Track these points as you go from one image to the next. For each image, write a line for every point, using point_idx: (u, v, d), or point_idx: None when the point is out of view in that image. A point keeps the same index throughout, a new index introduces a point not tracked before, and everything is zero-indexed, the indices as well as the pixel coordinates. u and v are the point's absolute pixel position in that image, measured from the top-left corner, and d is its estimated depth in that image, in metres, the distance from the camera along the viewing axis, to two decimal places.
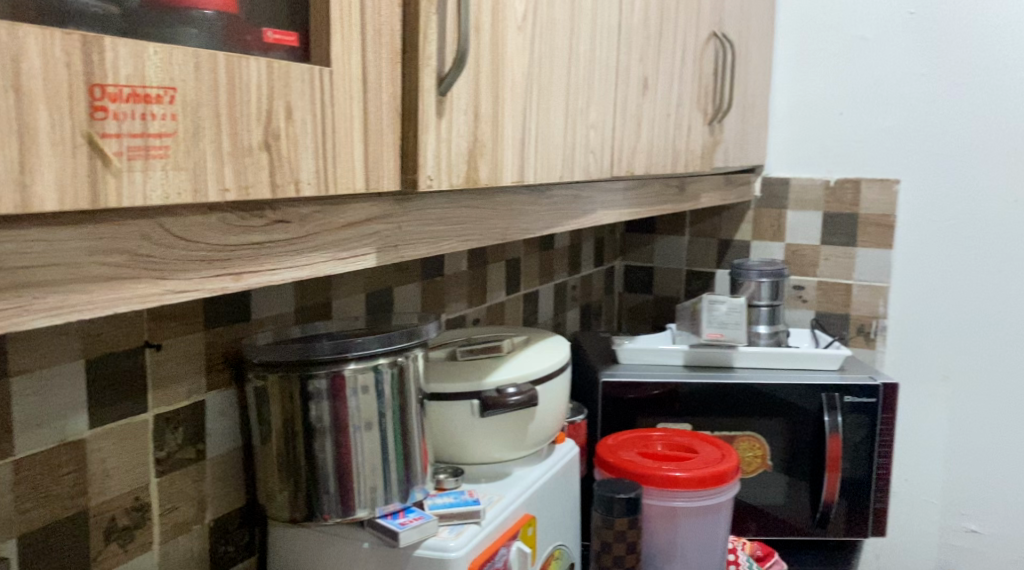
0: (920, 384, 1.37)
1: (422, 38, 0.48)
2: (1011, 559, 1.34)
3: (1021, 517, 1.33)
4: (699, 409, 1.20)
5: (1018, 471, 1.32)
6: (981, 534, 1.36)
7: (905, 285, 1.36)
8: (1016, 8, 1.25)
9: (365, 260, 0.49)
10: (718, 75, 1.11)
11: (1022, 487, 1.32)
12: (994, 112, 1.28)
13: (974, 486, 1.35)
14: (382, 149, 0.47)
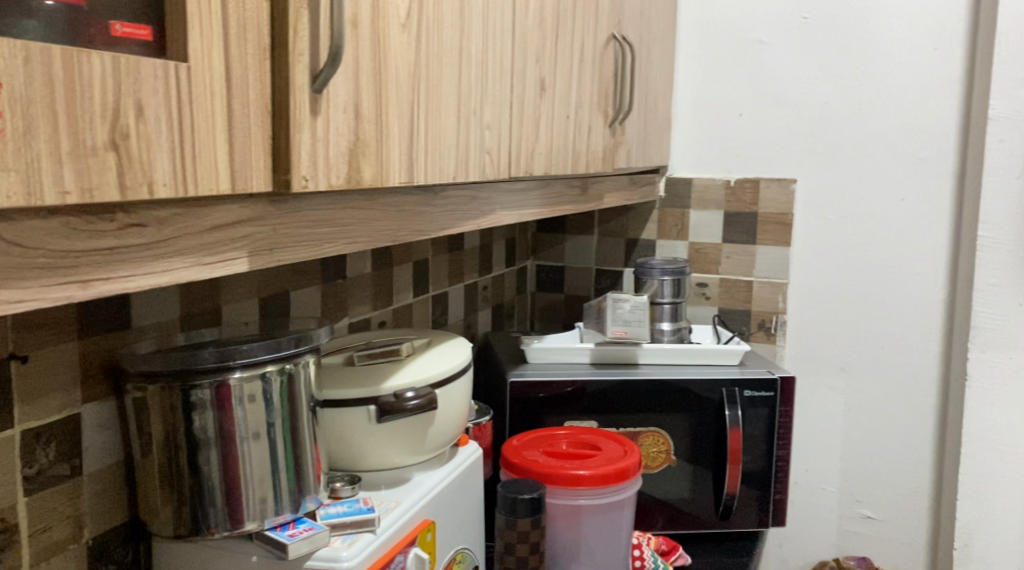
0: (817, 377, 1.42)
1: (292, 34, 0.46)
2: (903, 542, 1.40)
3: (911, 501, 1.39)
4: (604, 406, 1.22)
5: (908, 457, 1.38)
6: (875, 519, 1.41)
7: (802, 281, 1.41)
8: (899, 14, 1.31)
9: (236, 264, 0.47)
10: (618, 76, 1.12)
11: (912, 473, 1.38)
12: (882, 114, 1.34)
13: (868, 474, 1.41)
14: (250, 149, 0.46)
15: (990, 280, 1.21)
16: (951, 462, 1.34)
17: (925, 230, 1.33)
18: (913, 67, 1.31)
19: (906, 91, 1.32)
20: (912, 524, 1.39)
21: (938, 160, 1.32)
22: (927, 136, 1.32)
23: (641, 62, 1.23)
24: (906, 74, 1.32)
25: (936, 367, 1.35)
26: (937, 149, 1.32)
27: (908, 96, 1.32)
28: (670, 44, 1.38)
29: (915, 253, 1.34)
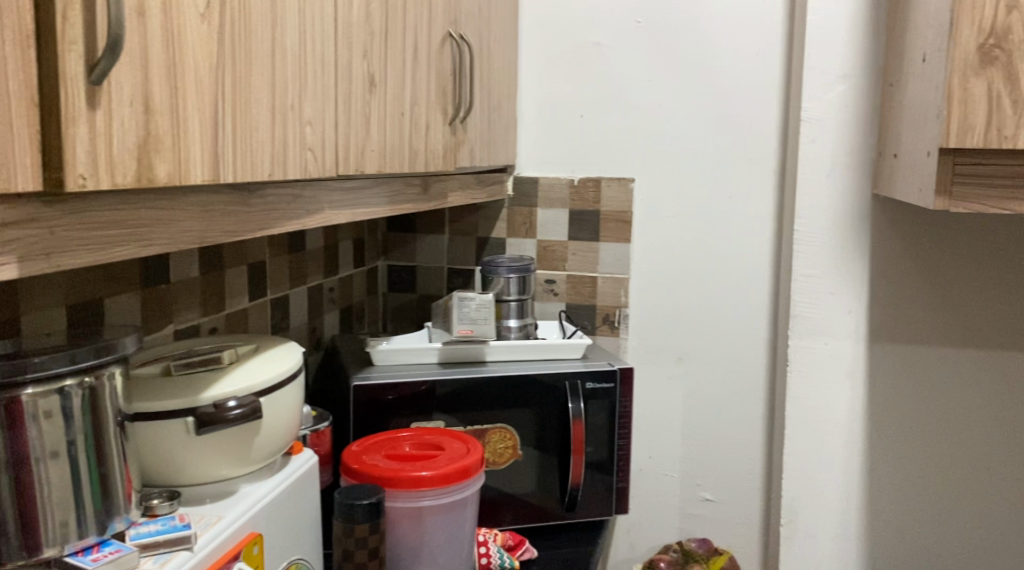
0: (657, 368, 1.47)
1: (59, 21, 0.44)
2: (739, 521, 1.48)
3: (745, 481, 1.47)
4: (450, 406, 1.21)
5: (742, 441, 1.46)
6: (713, 501, 1.48)
7: (642, 276, 1.46)
8: (722, 21, 1.38)
9: (3, 271, 0.43)
10: (456, 74, 1.11)
11: (746, 454, 1.46)
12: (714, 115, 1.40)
13: (706, 458, 1.47)
14: (12, 144, 0.42)
15: (807, 269, 1.28)
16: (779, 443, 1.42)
17: (752, 226, 1.41)
18: (738, 72, 1.38)
19: (732, 94, 1.39)
20: (746, 503, 1.47)
21: (762, 160, 1.39)
22: (752, 136, 1.39)
23: (481, 61, 1.23)
24: (731, 78, 1.39)
25: (764, 355, 1.43)
26: (761, 149, 1.39)
27: (736, 98, 1.39)
28: (511, 44, 1.39)
29: (743, 247, 1.42)
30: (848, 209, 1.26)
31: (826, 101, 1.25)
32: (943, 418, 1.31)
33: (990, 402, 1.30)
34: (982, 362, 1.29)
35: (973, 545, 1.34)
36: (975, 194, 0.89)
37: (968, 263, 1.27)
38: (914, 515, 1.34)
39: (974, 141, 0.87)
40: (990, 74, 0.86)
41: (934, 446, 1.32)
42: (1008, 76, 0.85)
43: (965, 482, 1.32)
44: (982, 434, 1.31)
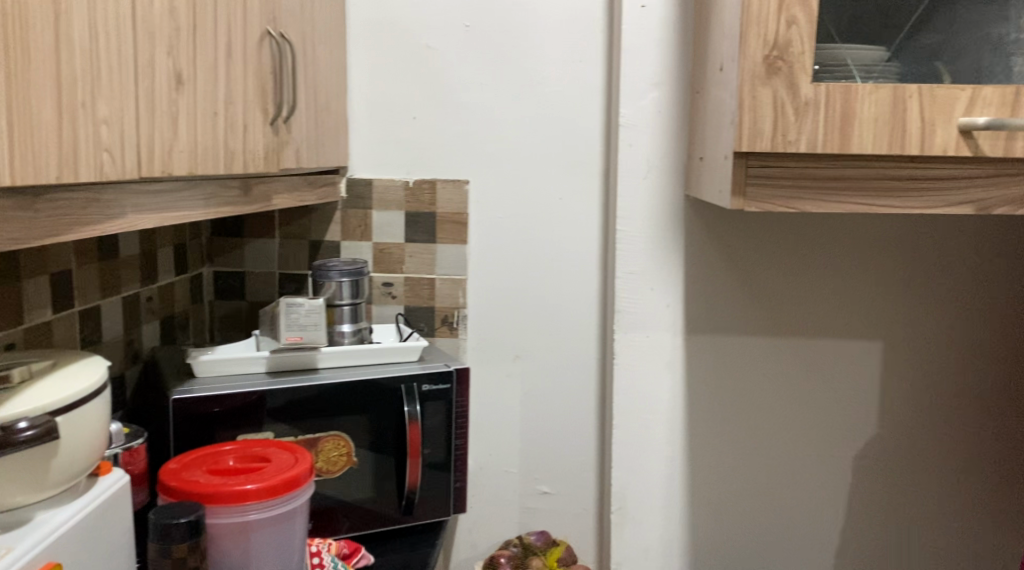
0: (494, 367, 1.49)
1: None
2: (578, 512, 1.52)
3: (582, 473, 1.51)
4: (283, 415, 1.18)
5: (580, 434, 1.50)
6: (552, 494, 1.52)
7: (477, 276, 1.47)
8: (549, 26, 1.41)
9: None
10: (277, 73, 1.08)
11: (582, 447, 1.50)
12: (545, 119, 1.43)
13: (544, 453, 1.51)
14: None
15: (629, 266, 1.34)
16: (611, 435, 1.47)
17: (581, 226, 1.45)
18: (564, 77, 1.42)
19: (559, 99, 1.43)
20: (583, 494, 1.51)
21: (590, 162, 1.44)
22: (579, 139, 1.44)
23: (305, 60, 1.20)
24: (558, 83, 1.42)
25: (596, 350, 1.48)
26: (587, 152, 1.44)
27: (565, 102, 1.43)
28: (339, 44, 1.37)
29: (574, 246, 1.46)
30: (664, 209, 1.32)
31: (643, 107, 1.31)
32: (758, 404, 1.39)
33: (797, 387, 1.39)
34: (789, 349, 1.38)
35: (787, 523, 1.42)
36: (766, 194, 0.95)
37: (775, 257, 1.35)
38: (733, 496, 1.42)
39: (764, 146, 0.92)
40: (774, 84, 0.91)
41: (750, 431, 1.40)
42: (790, 85, 0.91)
43: (780, 464, 1.41)
44: (795, 419, 1.40)
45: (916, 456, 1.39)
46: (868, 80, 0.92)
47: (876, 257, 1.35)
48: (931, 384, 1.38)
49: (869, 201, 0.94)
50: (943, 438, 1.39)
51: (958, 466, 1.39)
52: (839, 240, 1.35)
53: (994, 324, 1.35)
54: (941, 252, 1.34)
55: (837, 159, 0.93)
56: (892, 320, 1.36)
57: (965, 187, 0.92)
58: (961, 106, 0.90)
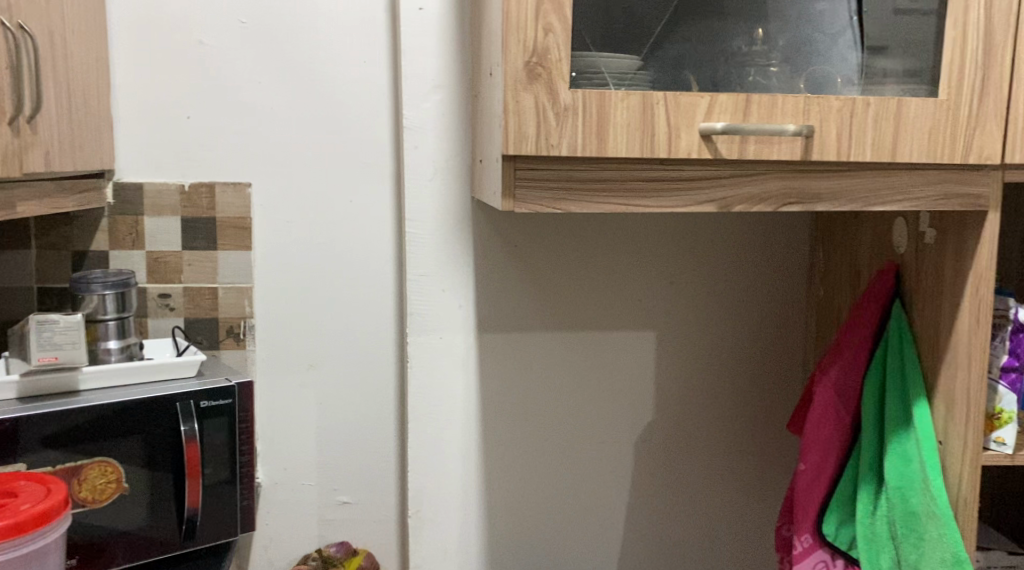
0: (286, 377, 1.43)
1: None
2: (378, 519, 1.48)
3: (382, 481, 1.47)
4: (40, 442, 1.08)
5: (378, 442, 1.46)
6: (352, 504, 1.47)
7: (264, 284, 1.40)
8: (333, 25, 1.36)
9: None
10: (13, 68, 0.97)
11: (381, 454, 1.46)
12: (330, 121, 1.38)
13: (342, 463, 1.46)
14: None
15: (419, 269, 1.35)
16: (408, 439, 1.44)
17: (369, 228, 1.41)
18: (348, 77, 1.37)
19: (342, 100, 1.38)
20: (383, 501, 1.48)
21: (379, 165, 1.40)
22: (367, 141, 1.39)
23: (53, 54, 1.10)
24: (342, 83, 1.37)
25: (393, 355, 1.44)
26: (376, 155, 1.39)
27: (351, 104, 1.38)
28: (97, 36, 1.27)
29: (365, 251, 1.41)
30: (445, 211, 1.34)
31: (425, 110, 1.32)
32: (545, 399, 1.44)
33: (578, 379, 1.44)
34: (568, 343, 1.43)
35: (577, 512, 1.47)
36: (534, 195, 0.97)
37: (553, 255, 1.40)
38: (525, 489, 1.45)
39: (528, 148, 0.95)
40: (535, 89, 0.94)
41: (540, 424, 1.44)
42: (549, 91, 0.94)
43: (569, 456, 1.46)
44: (583, 412, 1.45)
45: (694, 440, 1.48)
46: (620, 87, 0.98)
47: (650, 255, 1.42)
48: (705, 372, 1.46)
49: (628, 201, 0.99)
50: (718, 421, 1.48)
51: (730, 446, 1.49)
52: (617, 238, 1.41)
53: (758, 313, 1.46)
54: (710, 247, 1.43)
55: (596, 160, 0.97)
56: (664, 312, 1.44)
57: (712, 185, 0.99)
58: (702, 112, 0.97)
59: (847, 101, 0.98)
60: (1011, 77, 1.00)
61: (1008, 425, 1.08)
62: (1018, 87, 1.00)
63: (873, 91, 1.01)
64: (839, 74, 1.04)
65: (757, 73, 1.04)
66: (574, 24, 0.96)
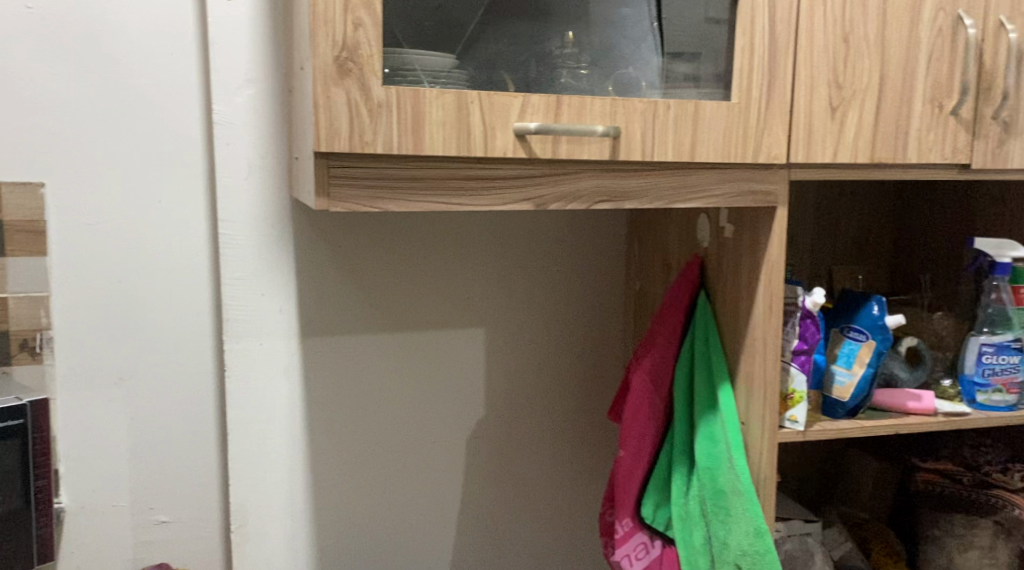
0: (92, 391, 1.31)
1: None
2: (199, 536, 1.38)
3: (205, 497, 1.38)
4: None
5: (199, 456, 1.36)
6: (171, 523, 1.37)
7: (63, 290, 1.28)
8: (134, 13, 1.26)
9: None
10: None
11: (203, 468, 1.37)
12: (134, 115, 1.28)
13: (159, 480, 1.35)
14: None
15: (236, 272, 1.31)
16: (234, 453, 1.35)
17: (181, 230, 1.31)
18: (152, 69, 1.27)
19: (146, 93, 1.27)
20: (203, 517, 1.38)
21: (191, 162, 1.31)
22: (176, 137, 1.30)
23: None
24: (146, 76, 1.27)
25: (211, 364, 1.35)
26: (186, 152, 1.30)
27: (157, 97, 1.28)
28: None
29: (177, 253, 1.32)
30: (261, 210, 1.31)
31: (236, 105, 1.28)
32: (371, 401, 1.42)
33: (405, 380, 1.43)
34: (393, 344, 1.41)
35: (408, 513, 1.46)
36: (349, 194, 0.96)
37: (374, 254, 1.38)
38: (353, 494, 1.43)
39: (342, 146, 0.93)
40: (347, 85, 0.93)
41: (368, 427, 1.42)
42: (362, 87, 0.93)
43: (398, 457, 1.44)
44: (411, 413, 1.44)
45: (522, 434, 1.50)
46: (434, 85, 0.99)
47: (474, 253, 1.43)
48: (530, 367, 1.49)
49: (446, 199, 0.99)
50: (546, 415, 1.51)
51: (558, 438, 1.52)
52: (440, 237, 1.41)
53: (579, 308, 1.50)
54: (532, 245, 1.46)
55: (413, 159, 0.97)
56: (489, 309, 1.45)
57: (527, 185, 1.02)
58: (515, 112, 0.98)
59: (650, 104, 1.03)
60: (794, 82, 1.08)
61: (799, 404, 1.17)
62: (800, 91, 1.08)
63: (673, 95, 1.07)
64: (643, 77, 1.09)
65: (568, 75, 1.07)
66: (384, 21, 0.95)
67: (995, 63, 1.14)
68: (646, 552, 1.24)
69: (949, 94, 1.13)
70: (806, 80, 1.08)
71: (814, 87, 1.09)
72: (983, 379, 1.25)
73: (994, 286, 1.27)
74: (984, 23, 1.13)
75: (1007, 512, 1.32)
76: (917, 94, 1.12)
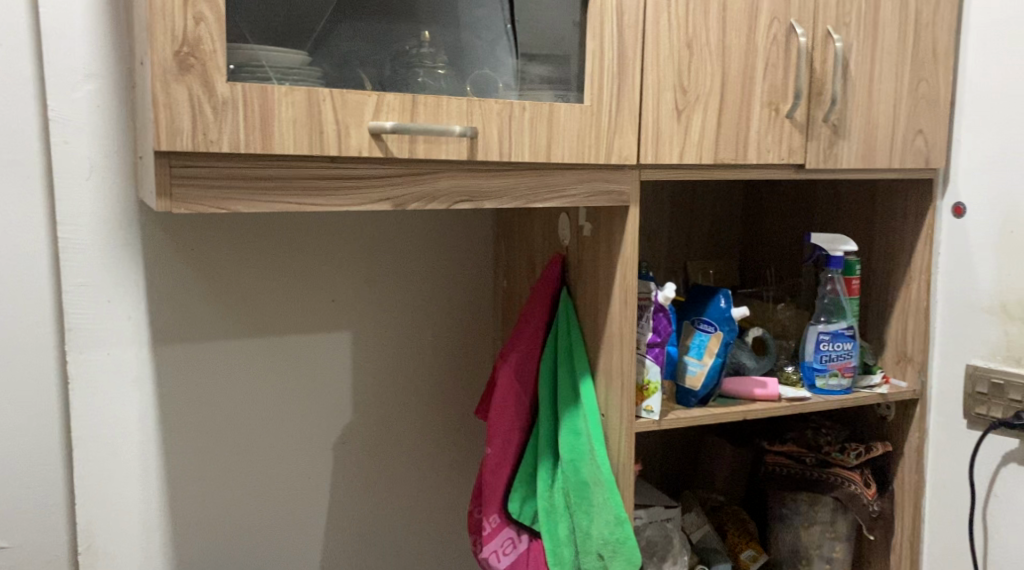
0: None
1: None
2: (45, 561, 1.28)
3: (50, 519, 1.28)
4: None
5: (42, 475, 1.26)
6: (11, 549, 1.26)
7: None
8: None
9: None
10: None
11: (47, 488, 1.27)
12: None
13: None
14: None
15: (77, 278, 1.24)
16: (80, 470, 1.27)
17: (17, 234, 1.21)
18: None
19: None
20: (48, 540, 1.28)
21: (24, 161, 1.20)
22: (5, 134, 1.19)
23: None
24: None
25: (54, 378, 1.26)
26: (21, 150, 1.20)
27: None
28: None
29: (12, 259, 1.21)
30: (104, 213, 1.24)
31: (75, 101, 1.20)
32: (229, 410, 1.37)
33: (265, 387, 1.38)
34: (252, 349, 1.37)
35: (271, 524, 1.42)
36: (193, 195, 0.92)
37: (229, 257, 1.33)
38: (212, 507, 1.37)
39: (184, 144, 0.90)
40: (188, 82, 0.89)
41: (226, 437, 1.37)
42: (204, 83, 0.90)
43: (259, 467, 1.40)
44: (272, 421, 1.40)
45: (391, 436, 1.48)
46: (283, 82, 0.96)
47: (334, 255, 1.41)
48: (397, 368, 1.47)
49: (299, 199, 0.97)
50: (414, 416, 1.50)
51: (427, 439, 1.51)
52: (299, 239, 1.38)
53: (445, 308, 1.50)
54: (396, 246, 1.45)
55: (262, 159, 0.95)
56: (353, 312, 1.43)
57: (385, 185, 1.01)
58: (369, 111, 0.97)
59: (506, 105, 1.04)
60: (642, 85, 1.12)
61: (654, 395, 1.21)
62: (648, 94, 1.13)
63: (529, 96, 1.09)
64: (498, 79, 1.10)
65: (425, 74, 1.07)
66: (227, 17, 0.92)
67: (824, 69, 1.22)
68: (513, 547, 1.26)
69: (784, 98, 1.21)
70: (653, 84, 1.13)
71: (660, 90, 1.13)
72: (822, 365, 1.34)
73: (828, 279, 1.36)
74: (813, 32, 1.21)
75: (844, 488, 1.40)
76: (756, 98, 1.19)
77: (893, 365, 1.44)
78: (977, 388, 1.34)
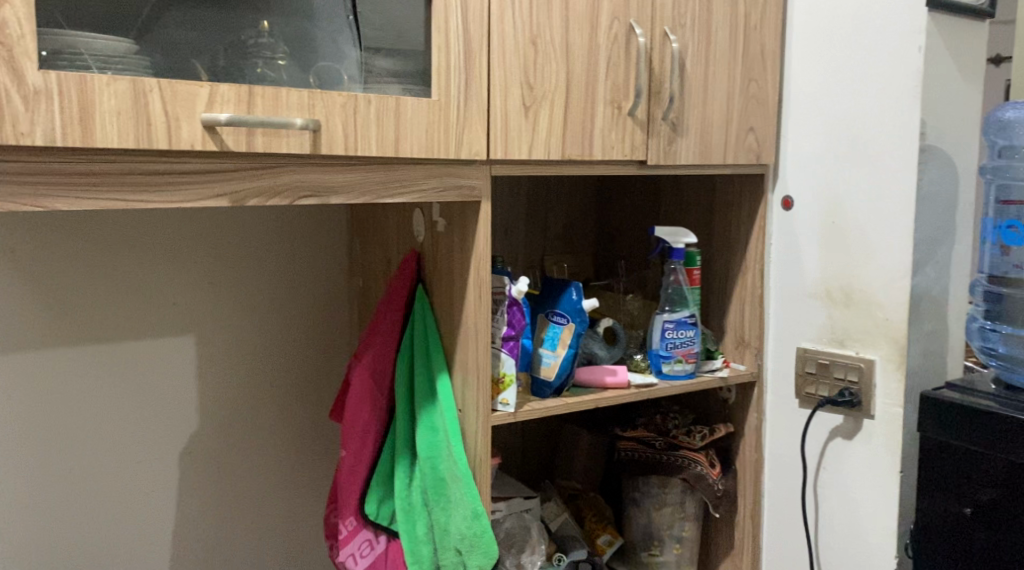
0: None
1: None
2: None
3: None
4: None
5: None
6: None
7: None
8: None
9: None
10: None
11: None
12: None
13: None
14: None
15: None
16: None
17: None
18: None
19: None
20: None
21: None
22: None
23: None
24: None
25: None
26: None
27: None
28: None
29: None
30: None
31: None
32: (59, 422, 1.28)
33: (99, 396, 1.30)
34: (84, 357, 1.29)
35: (111, 542, 1.33)
36: (7, 194, 0.86)
37: (54, 258, 1.25)
38: (41, 528, 1.28)
39: None
40: None
41: (56, 451, 1.28)
42: (12, 71, 0.83)
43: (95, 481, 1.31)
44: (110, 432, 1.31)
45: (242, 442, 1.43)
46: (105, 71, 0.91)
47: (175, 254, 1.34)
48: (247, 371, 1.42)
49: (129, 196, 0.92)
50: (267, 420, 1.45)
51: (281, 443, 1.46)
52: (135, 237, 1.31)
53: (297, 308, 1.46)
54: (243, 243, 1.40)
55: (86, 153, 0.89)
56: (198, 314, 1.37)
57: (224, 181, 0.97)
58: (202, 102, 0.93)
59: (350, 98, 1.02)
60: (489, 80, 1.13)
61: (510, 387, 1.22)
62: (495, 90, 1.13)
63: (374, 89, 1.07)
64: (344, 71, 1.08)
65: (265, 65, 1.04)
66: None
67: (663, 68, 1.27)
68: (371, 548, 1.25)
69: (626, 96, 1.25)
70: (500, 79, 1.13)
71: (507, 87, 1.14)
72: (667, 351, 1.39)
73: (672, 269, 1.42)
74: (652, 32, 1.26)
75: (691, 469, 1.46)
76: (600, 96, 1.22)
77: (734, 349, 1.53)
78: (806, 368, 1.43)
